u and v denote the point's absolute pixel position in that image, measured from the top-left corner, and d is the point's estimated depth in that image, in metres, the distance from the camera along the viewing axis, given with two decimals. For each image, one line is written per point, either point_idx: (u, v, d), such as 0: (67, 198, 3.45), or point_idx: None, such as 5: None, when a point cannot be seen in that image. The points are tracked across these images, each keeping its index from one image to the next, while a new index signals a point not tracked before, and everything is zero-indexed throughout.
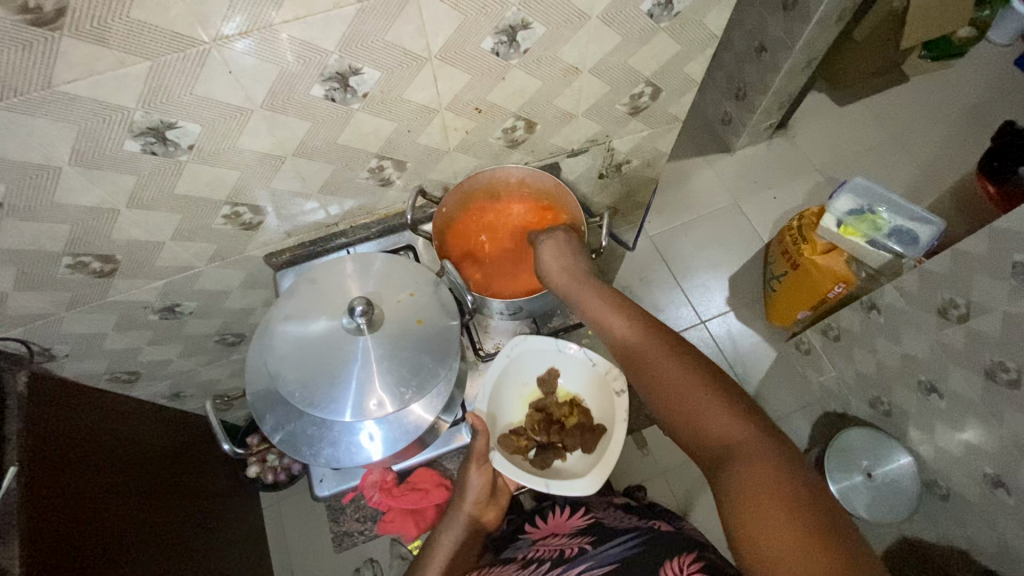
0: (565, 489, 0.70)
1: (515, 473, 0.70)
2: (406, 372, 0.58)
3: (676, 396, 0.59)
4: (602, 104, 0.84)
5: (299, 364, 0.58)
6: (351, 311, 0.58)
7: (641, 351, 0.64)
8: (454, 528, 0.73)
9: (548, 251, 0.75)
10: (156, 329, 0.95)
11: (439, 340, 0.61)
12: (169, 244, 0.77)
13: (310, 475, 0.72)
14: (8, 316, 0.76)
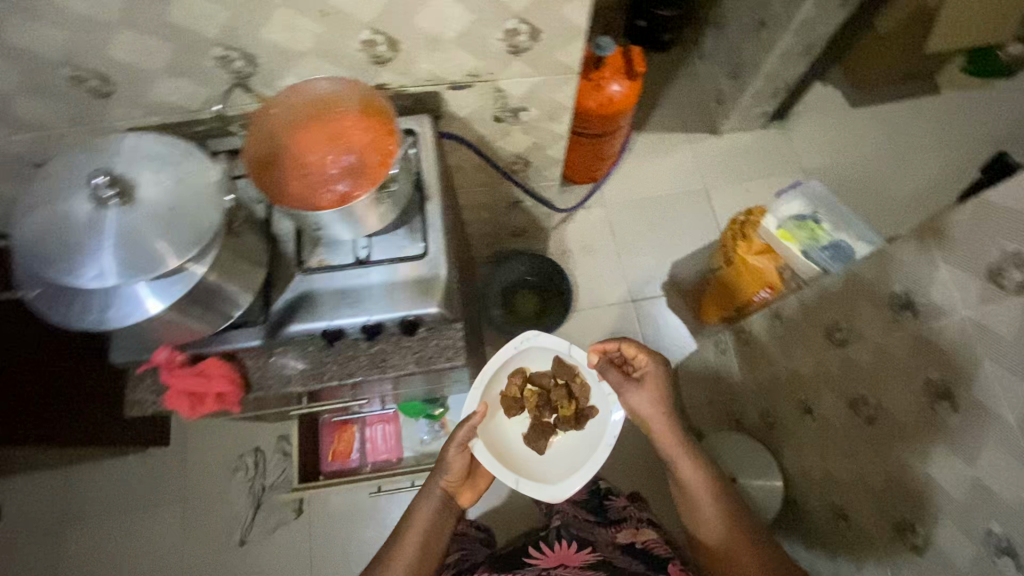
0: (531, 485, 1.10)
1: (498, 470, 1.09)
2: (132, 254, 0.59)
3: (707, 502, 0.97)
4: (474, 35, 0.79)
5: (41, 231, 0.60)
6: (94, 182, 0.59)
7: (688, 470, 0.99)
8: (433, 500, 1.03)
9: (646, 394, 1.05)
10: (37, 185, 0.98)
11: (183, 229, 0.61)
12: (19, 96, 0.79)
13: (110, 341, 0.78)
14: None
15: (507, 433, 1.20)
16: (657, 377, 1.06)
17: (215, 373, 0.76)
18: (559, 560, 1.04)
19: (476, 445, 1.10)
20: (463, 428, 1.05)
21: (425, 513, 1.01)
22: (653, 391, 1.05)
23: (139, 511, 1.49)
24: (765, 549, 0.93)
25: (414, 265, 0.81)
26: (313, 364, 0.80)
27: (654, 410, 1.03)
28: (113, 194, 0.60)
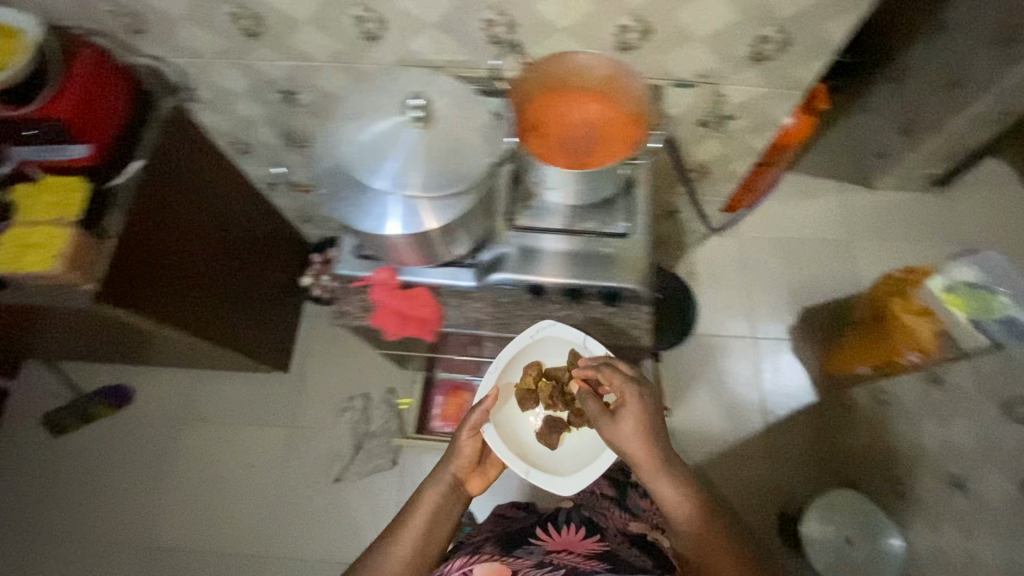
0: (544, 479, 0.92)
1: (508, 457, 0.91)
2: (428, 171, 0.66)
3: (704, 548, 0.76)
4: (725, 37, 0.82)
5: (352, 133, 0.68)
6: (409, 102, 0.67)
7: (671, 503, 0.77)
8: (442, 486, 0.89)
9: (626, 423, 0.78)
10: (273, 109, 1.10)
11: (471, 159, 0.67)
12: (305, 26, 0.89)
13: (338, 253, 0.87)
14: (177, 44, 0.95)
15: (520, 423, 1.00)
16: (635, 400, 0.78)
17: (423, 300, 0.84)
18: (564, 544, 0.97)
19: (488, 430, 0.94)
20: (478, 410, 0.91)
21: (432, 498, 0.88)
22: (632, 410, 0.78)
23: (251, 426, 1.60)
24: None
25: (616, 241, 0.85)
26: (504, 314, 0.86)
27: (632, 440, 0.77)
28: (419, 114, 0.66)
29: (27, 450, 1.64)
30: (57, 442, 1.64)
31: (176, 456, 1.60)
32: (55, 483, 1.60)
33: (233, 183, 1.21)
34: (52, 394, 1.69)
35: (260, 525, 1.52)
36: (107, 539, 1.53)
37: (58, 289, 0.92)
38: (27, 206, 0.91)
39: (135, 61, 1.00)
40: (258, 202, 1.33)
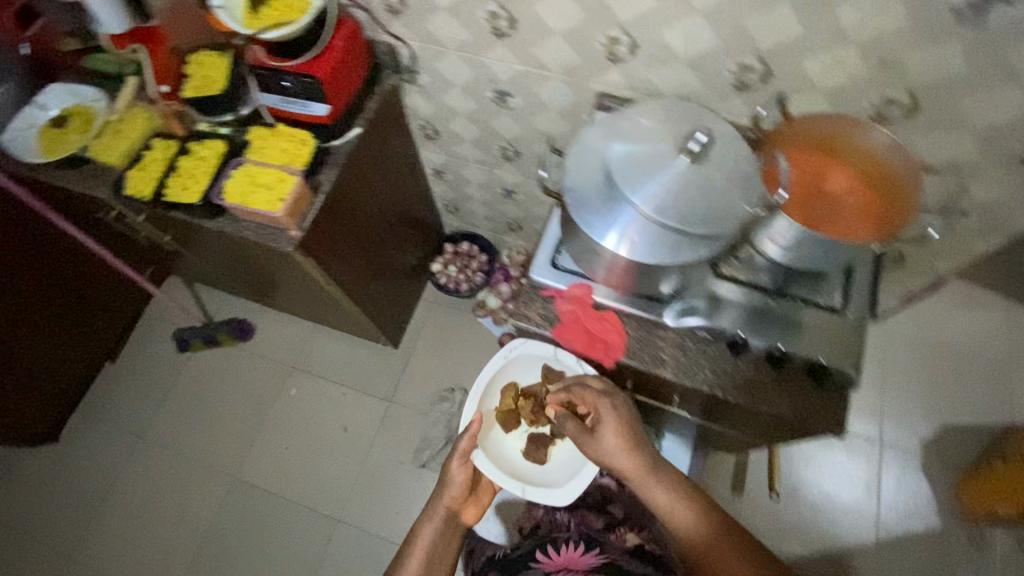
0: (538, 495, 1.04)
1: (500, 479, 1.04)
2: (694, 207, 0.65)
3: (701, 535, 0.82)
4: (1005, 133, 0.76)
5: (627, 150, 0.68)
6: (695, 135, 0.65)
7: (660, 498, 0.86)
8: (437, 518, 1.02)
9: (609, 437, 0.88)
10: (481, 105, 1.14)
11: (734, 207, 0.65)
12: (555, 37, 0.90)
13: (533, 257, 0.86)
14: (423, 31, 0.99)
15: (502, 443, 1.13)
16: (609, 417, 0.88)
17: (612, 326, 0.83)
18: (565, 565, 0.99)
19: (477, 456, 1.06)
20: (466, 437, 1.04)
21: (429, 530, 1.01)
22: (613, 422, 0.88)
23: (352, 392, 1.66)
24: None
25: (829, 317, 0.80)
26: (688, 361, 0.81)
27: (616, 452, 0.88)
28: (697, 147, 0.65)
29: (149, 360, 1.74)
30: (176, 360, 1.73)
31: (280, 401, 1.66)
32: (166, 397, 1.68)
33: (400, 159, 1.24)
34: (182, 314, 1.79)
35: (344, 490, 1.55)
36: (201, 464, 1.60)
37: (268, 224, 0.96)
38: (259, 147, 0.98)
39: (377, 37, 1.05)
40: (409, 181, 1.36)
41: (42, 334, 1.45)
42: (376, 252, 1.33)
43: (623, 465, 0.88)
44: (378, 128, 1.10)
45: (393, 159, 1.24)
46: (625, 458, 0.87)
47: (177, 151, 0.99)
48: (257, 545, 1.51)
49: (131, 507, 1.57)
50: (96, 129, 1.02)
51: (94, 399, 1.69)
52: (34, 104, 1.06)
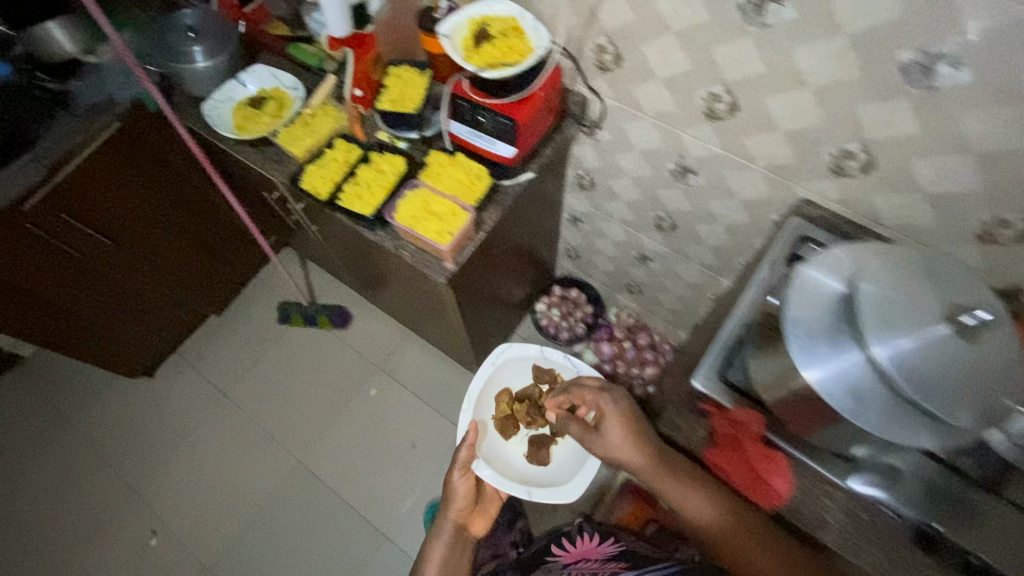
0: (542, 492, 1.26)
1: (511, 487, 1.24)
2: (951, 389, 0.55)
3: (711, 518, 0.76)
4: None
5: (883, 296, 0.59)
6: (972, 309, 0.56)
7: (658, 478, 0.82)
8: (445, 533, 1.09)
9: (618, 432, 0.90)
10: (654, 174, 1.08)
11: (993, 398, 0.56)
12: (776, 133, 0.84)
13: (701, 362, 0.77)
14: (627, 92, 0.96)
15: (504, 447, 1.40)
16: (609, 408, 0.94)
17: (779, 470, 0.73)
18: (581, 555, 1.05)
19: (479, 467, 1.24)
20: (465, 447, 1.14)
21: (440, 546, 1.07)
22: (615, 411, 0.92)
23: (427, 409, 1.64)
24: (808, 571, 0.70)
25: None
26: (857, 533, 0.70)
27: (616, 436, 0.89)
28: (970, 324, 0.56)
29: (249, 322, 1.79)
30: (274, 329, 1.78)
31: (358, 399, 1.66)
32: (256, 364, 1.73)
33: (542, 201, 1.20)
34: (288, 286, 1.84)
35: (398, 507, 1.52)
36: (272, 439, 1.62)
37: (426, 250, 0.94)
38: (437, 174, 0.97)
39: (573, 87, 1.02)
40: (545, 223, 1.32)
41: (168, 282, 1.54)
42: (491, 286, 1.29)
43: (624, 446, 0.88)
44: (542, 174, 1.07)
45: (535, 201, 1.20)
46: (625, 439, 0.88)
47: (358, 158, 1.00)
48: (305, 536, 1.51)
49: (200, 463, 1.60)
50: (288, 118, 1.05)
51: (192, 347, 1.76)
52: (237, 79, 1.12)
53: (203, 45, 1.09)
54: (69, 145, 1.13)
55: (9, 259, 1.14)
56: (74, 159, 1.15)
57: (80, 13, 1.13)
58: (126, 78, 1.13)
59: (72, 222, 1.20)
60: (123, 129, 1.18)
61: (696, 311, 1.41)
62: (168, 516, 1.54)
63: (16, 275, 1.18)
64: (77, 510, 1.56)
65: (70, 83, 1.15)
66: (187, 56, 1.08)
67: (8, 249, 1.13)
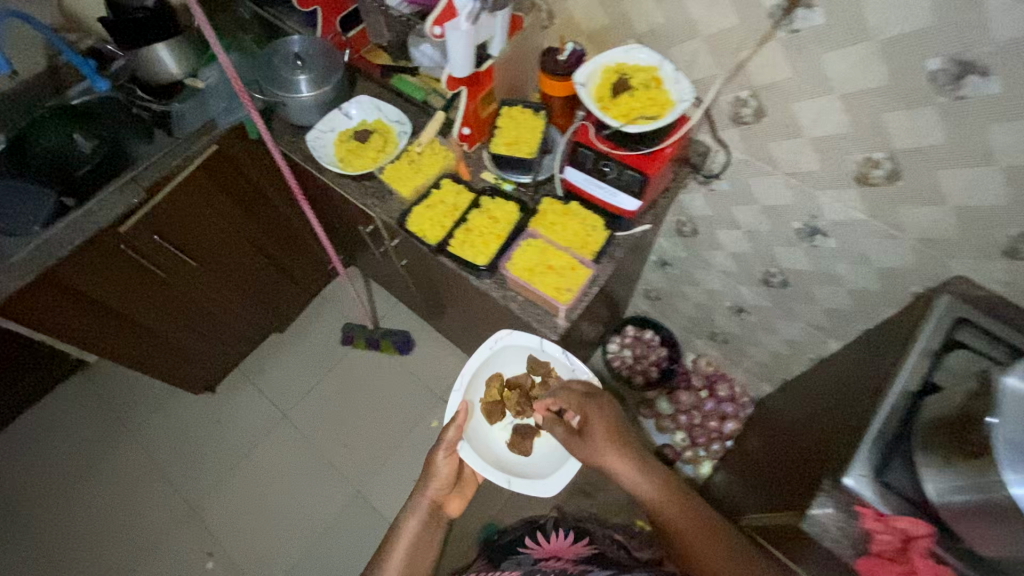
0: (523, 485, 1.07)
1: (489, 472, 1.06)
2: None
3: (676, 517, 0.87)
4: None
5: None
6: None
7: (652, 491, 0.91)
8: (420, 510, 1.04)
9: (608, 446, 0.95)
10: (774, 231, 1.02)
11: None
12: (942, 206, 0.77)
13: (854, 459, 0.73)
14: (762, 148, 0.89)
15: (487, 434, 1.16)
16: (595, 413, 0.98)
17: None
18: (553, 550, 1.14)
19: (463, 448, 1.08)
20: (453, 427, 1.06)
21: (413, 524, 1.02)
22: (598, 413, 0.98)
23: None
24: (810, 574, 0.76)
25: None
26: None
27: (601, 443, 0.95)
28: None
29: (312, 340, 1.76)
30: (337, 349, 1.75)
31: (420, 428, 1.62)
32: (318, 384, 1.70)
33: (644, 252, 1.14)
34: (351, 305, 1.81)
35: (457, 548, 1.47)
36: (330, 465, 1.59)
37: (537, 305, 0.90)
38: (552, 224, 0.92)
39: (697, 137, 0.96)
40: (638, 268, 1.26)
41: (241, 300, 1.51)
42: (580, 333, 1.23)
43: (602, 451, 0.95)
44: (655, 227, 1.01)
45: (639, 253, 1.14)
46: (603, 447, 0.95)
47: (469, 203, 0.97)
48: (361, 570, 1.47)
49: (259, 483, 1.58)
50: (394, 154, 1.02)
51: (254, 362, 1.73)
52: (340, 109, 1.10)
53: (309, 74, 1.07)
54: (168, 167, 1.11)
55: (101, 278, 1.13)
56: (171, 180, 1.12)
57: (190, 37, 1.11)
58: (231, 105, 1.12)
59: (164, 242, 1.18)
60: (220, 151, 1.16)
61: (789, 366, 1.33)
62: (224, 537, 1.52)
63: (105, 293, 1.16)
64: (134, 524, 1.54)
65: (171, 103, 1.14)
66: (292, 84, 1.06)
67: (101, 269, 1.11)
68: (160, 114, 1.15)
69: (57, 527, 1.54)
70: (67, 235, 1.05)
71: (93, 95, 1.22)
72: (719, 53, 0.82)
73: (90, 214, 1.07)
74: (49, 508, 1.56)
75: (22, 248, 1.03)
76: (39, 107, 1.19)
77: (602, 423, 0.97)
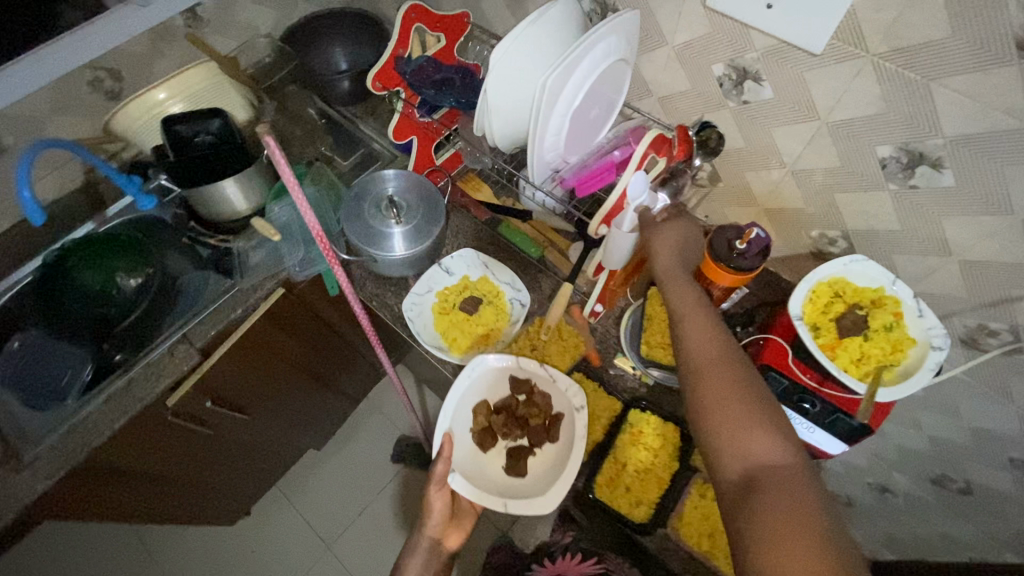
0: (525, 510, 0.74)
1: (483, 501, 0.75)
2: None
3: (704, 353, 0.60)
4: None
5: None
6: None
7: (664, 265, 0.65)
8: (421, 550, 0.92)
9: (664, 222, 0.67)
10: (975, 448, 0.83)
11: None
12: None
13: None
14: (998, 380, 0.70)
15: (483, 467, 0.82)
16: (671, 215, 0.68)
17: None
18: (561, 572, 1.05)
19: (454, 480, 0.77)
20: (442, 461, 0.79)
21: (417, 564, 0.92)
22: (669, 226, 0.67)
23: None
24: (782, 429, 0.55)
25: None
26: None
27: (662, 245, 0.66)
28: None
29: (357, 454, 1.57)
30: (386, 465, 1.55)
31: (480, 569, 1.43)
32: (365, 508, 1.51)
33: None
34: (400, 413, 1.61)
35: None
36: None
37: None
38: None
39: None
40: None
41: (289, 431, 1.32)
42: None
43: (657, 249, 0.66)
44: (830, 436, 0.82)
45: None
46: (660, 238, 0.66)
47: (611, 415, 0.79)
48: None
49: None
50: (509, 337, 0.85)
51: (294, 477, 1.54)
52: (440, 264, 0.91)
53: (406, 226, 0.88)
54: (227, 320, 0.93)
55: (143, 453, 0.95)
56: (231, 334, 0.95)
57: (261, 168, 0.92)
58: (308, 256, 0.95)
59: (214, 406, 1.00)
60: (288, 292, 0.98)
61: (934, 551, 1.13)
62: None
63: (143, 464, 0.97)
64: None
65: (234, 240, 0.97)
66: (384, 240, 0.87)
67: (144, 445, 0.93)
68: (221, 251, 0.98)
69: None
70: (104, 415, 0.86)
71: (134, 219, 1.03)
72: (976, 281, 0.63)
73: (132, 385, 0.88)
74: None
75: (51, 432, 0.84)
76: (72, 235, 1.00)
77: (670, 234, 0.66)
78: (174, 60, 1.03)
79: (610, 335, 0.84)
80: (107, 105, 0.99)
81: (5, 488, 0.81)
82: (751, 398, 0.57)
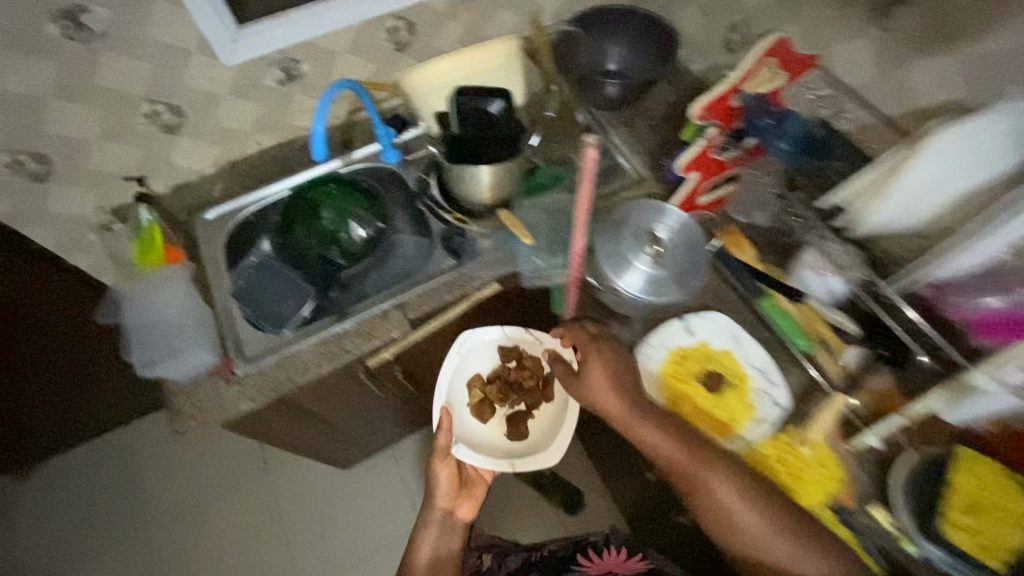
0: (533, 466, 0.80)
1: (486, 463, 0.80)
2: None
3: (691, 473, 0.70)
4: None
5: None
6: None
7: (622, 415, 0.72)
8: (433, 527, 0.86)
9: (596, 364, 0.74)
10: None
11: None
12: None
13: None
14: None
15: (480, 432, 0.87)
16: (595, 359, 0.74)
17: None
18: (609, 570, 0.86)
19: (460, 450, 0.81)
20: (444, 432, 0.82)
21: (430, 545, 0.85)
22: (605, 367, 0.74)
23: None
24: (785, 517, 0.67)
25: None
26: None
27: (604, 396, 0.73)
28: None
29: None
30: None
31: None
32: None
33: None
34: None
35: None
36: None
37: None
38: None
39: None
40: None
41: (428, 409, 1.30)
42: None
43: (614, 408, 0.73)
44: None
45: None
46: (610, 392, 0.73)
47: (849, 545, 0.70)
48: None
49: None
50: (753, 436, 0.75)
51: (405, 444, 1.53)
52: (682, 321, 0.80)
53: (661, 272, 0.80)
54: (442, 300, 0.90)
55: (326, 400, 0.95)
56: (442, 314, 0.91)
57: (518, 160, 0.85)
58: (545, 266, 0.90)
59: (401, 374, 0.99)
60: (501, 289, 0.93)
61: None
62: None
63: (320, 408, 0.97)
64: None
65: (469, 223, 0.93)
66: (637, 278, 0.80)
67: (331, 393, 0.94)
68: (453, 230, 0.94)
69: (170, 547, 1.43)
70: (314, 358, 0.87)
71: (380, 166, 1.03)
72: None
73: (345, 336, 0.88)
74: (170, 525, 1.46)
75: (265, 356, 0.86)
76: (323, 164, 1.01)
77: (611, 383, 0.73)
78: (462, 24, 1.00)
79: (871, 475, 0.71)
80: (392, 54, 0.98)
81: (215, 399, 0.83)
82: (751, 488, 0.69)
